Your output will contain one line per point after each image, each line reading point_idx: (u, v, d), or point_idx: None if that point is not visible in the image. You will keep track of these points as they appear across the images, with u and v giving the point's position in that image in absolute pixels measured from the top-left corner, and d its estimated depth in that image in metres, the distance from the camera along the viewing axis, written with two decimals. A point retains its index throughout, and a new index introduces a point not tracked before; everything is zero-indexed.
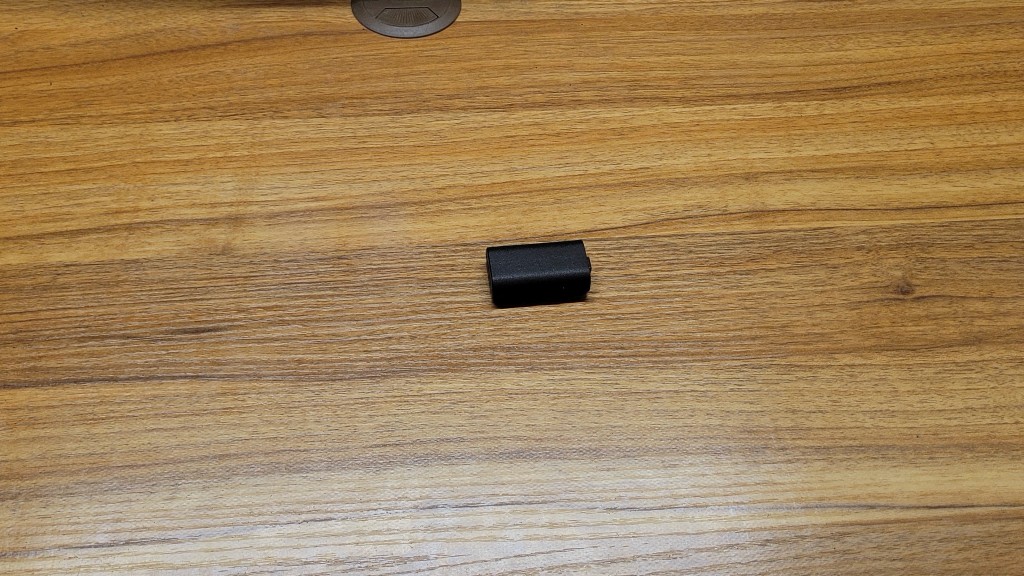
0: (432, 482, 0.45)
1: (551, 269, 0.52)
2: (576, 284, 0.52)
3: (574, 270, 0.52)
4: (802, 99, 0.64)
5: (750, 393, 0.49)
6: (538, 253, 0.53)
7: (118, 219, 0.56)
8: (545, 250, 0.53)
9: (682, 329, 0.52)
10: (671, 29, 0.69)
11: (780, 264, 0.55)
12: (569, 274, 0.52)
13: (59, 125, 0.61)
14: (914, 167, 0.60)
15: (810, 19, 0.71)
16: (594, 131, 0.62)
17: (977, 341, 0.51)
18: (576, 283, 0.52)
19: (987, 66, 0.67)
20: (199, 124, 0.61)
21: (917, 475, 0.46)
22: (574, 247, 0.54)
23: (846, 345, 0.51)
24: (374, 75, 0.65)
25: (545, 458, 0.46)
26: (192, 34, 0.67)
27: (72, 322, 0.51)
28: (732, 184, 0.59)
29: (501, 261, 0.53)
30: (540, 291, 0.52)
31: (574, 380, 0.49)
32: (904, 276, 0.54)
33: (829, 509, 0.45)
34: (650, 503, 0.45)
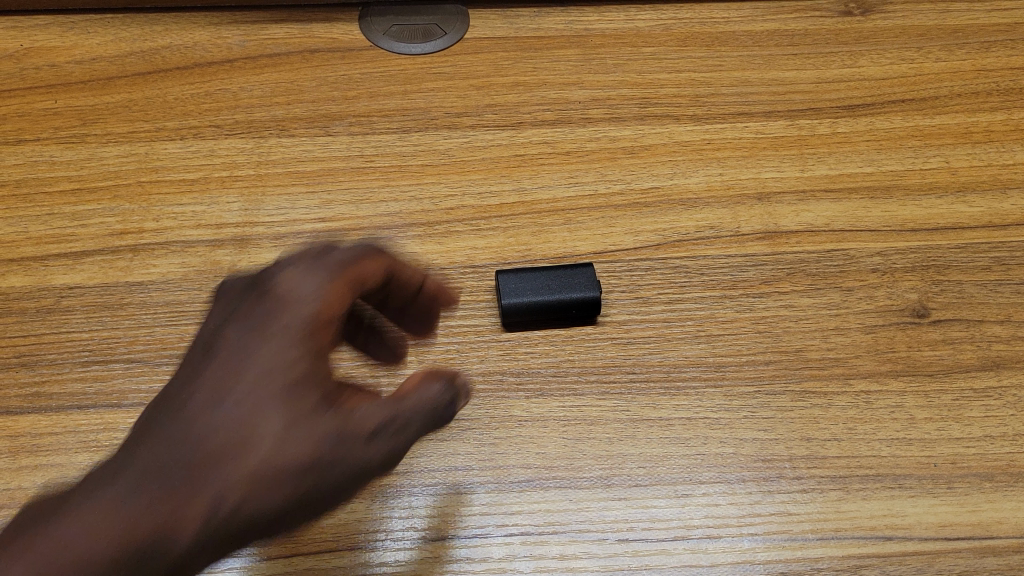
0: (441, 512, 0.45)
1: (560, 294, 0.52)
2: (586, 308, 0.52)
3: (586, 294, 0.52)
4: (815, 117, 0.63)
5: (764, 420, 0.48)
6: (548, 276, 0.53)
7: (123, 240, 0.55)
8: (555, 273, 0.53)
9: (695, 354, 0.51)
10: (681, 46, 0.68)
11: (793, 287, 0.54)
12: (579, 298, 0.51)
13: (64, 144, 0.60)
14: (929, 187, 0.59)
15: (824, 34, 0.69)
16: (604, 150, 0.61)
17: (995, 367, 0.50)
18: (585, 308, 0.52)
19: (1002, 83, 0.66)
20: (205, 143, 0.60)
21: (934, 505, 0.45)
22: (584, 271, 0.53)
23: (862, 371, 0.50)
24: (382, 93, 0.64)
25: (556, 488, 0.46)
26: (197, 51, 0.66)
27: (74, 347, 0.50)
28: (744, 205, 0.58)
29: (511, 284, 0.52)
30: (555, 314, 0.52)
31: (584, 407, 0.49)
32: (920, 300, 0.53)
33: (846, 541, 0.44)
34: (662, 534, 0.45)
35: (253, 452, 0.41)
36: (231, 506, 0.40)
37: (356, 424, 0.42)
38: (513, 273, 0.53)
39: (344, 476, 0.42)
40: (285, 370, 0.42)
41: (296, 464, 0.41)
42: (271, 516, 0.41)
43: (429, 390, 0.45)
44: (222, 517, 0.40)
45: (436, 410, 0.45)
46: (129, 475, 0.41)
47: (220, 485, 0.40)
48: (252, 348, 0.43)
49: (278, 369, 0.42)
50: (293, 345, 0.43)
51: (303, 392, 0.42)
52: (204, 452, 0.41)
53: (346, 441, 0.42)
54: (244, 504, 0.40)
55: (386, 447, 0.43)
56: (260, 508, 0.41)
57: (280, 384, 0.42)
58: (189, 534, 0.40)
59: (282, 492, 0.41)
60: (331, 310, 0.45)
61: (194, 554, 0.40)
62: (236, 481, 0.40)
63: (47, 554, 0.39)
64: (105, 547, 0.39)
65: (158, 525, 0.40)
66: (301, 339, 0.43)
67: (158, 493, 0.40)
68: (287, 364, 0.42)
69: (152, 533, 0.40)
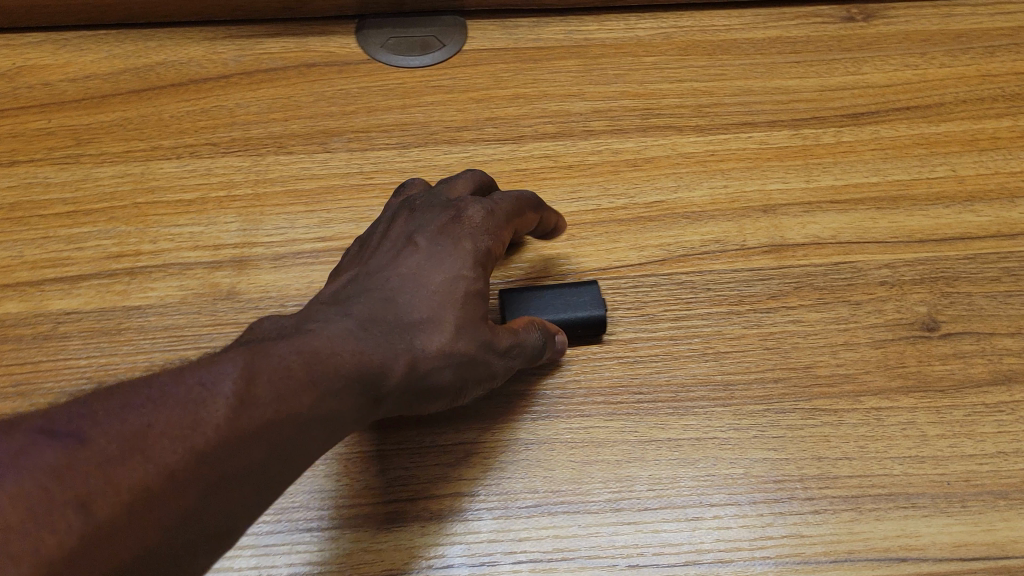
0: (447, 540, 0.44)
1: (567, 313, 0.50)
2: (592, 328, 0.51)
3: (592, 313, 0.50)
4: (819, 126, 0.63)
5: (774, 440, 0.48)
6: (553, 294, 0.51)
7: (120, 263, 0.54)
8: (560, 290, 0.52)
9: (702, 372, 0.50)
10: (683, 55, 0.67)
11: (801, 301, 0.53)
12: (586, 318, 0.50)
13: (59, 165, 0.59)
14: (936, 196, 0.58)
15: (826, 41, 0.69)
16: (607, 163, 0.60)
17: (1007, 381, 0.50)
18: (592, 327, 0.51)
19: (1008, 88, 0.65)
20: (201, 162, 0.59)
21: (949, 525, 0.45)
22: (588, 288, 0.52)
23: (872, 387, 0.50)
24: (381, 107, 0.63)
25: (564, 512, 0.45)
26: (193, 67, 0.65)
27: (72, 374, 0.49)
28: (749, 217, 0.57)
29: (515, 302, 0.51)
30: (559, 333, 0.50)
31: (592, 429, 0.48)
32: (929, 313, 0.53)
33: (860, 563, 0.44)
34: (672, 560, 0.44)
35: (439, 337, 0.41)
36: (381, 401, 0.40)
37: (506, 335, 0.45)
38: (517, 291, 0.52)
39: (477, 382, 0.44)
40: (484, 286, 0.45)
41: (459, 359, 0.42)
42: (408, 398, 0.41)
43: (533, 333, 0.46)
44: (371, 402, 0.39)
45: (537, 353, 0.47)
46: (342, 313, 0.41)
47: (406, 358, 0.40)
48: (455, 237, 0.46)
49: (478, 281, 0.44)
50: (466, 242, 0.45)
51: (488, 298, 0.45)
52: (390, 328, 0.41)
53: (494, 352, 0.44)
54: (394, 397, 0.40)
55: (509, 367, 0.45)
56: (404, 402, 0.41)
57: (461, 292, 0.43)
58: (352, 403, 0.38)
59: (425, 387, 0.41)
60: (493, 228, 0.47)
61: (349, 423, 0.38)
62: (407, 373, 0.40)
63: (196, 388, 0.34)
64: (296, 381, 0.36)
65: (327, 395, 0.37)
66: (476, 264, 0.45)
67: (353, 343, 0.39)
68: (482, 278, 0.45)
69: (338, 382, 0.37)
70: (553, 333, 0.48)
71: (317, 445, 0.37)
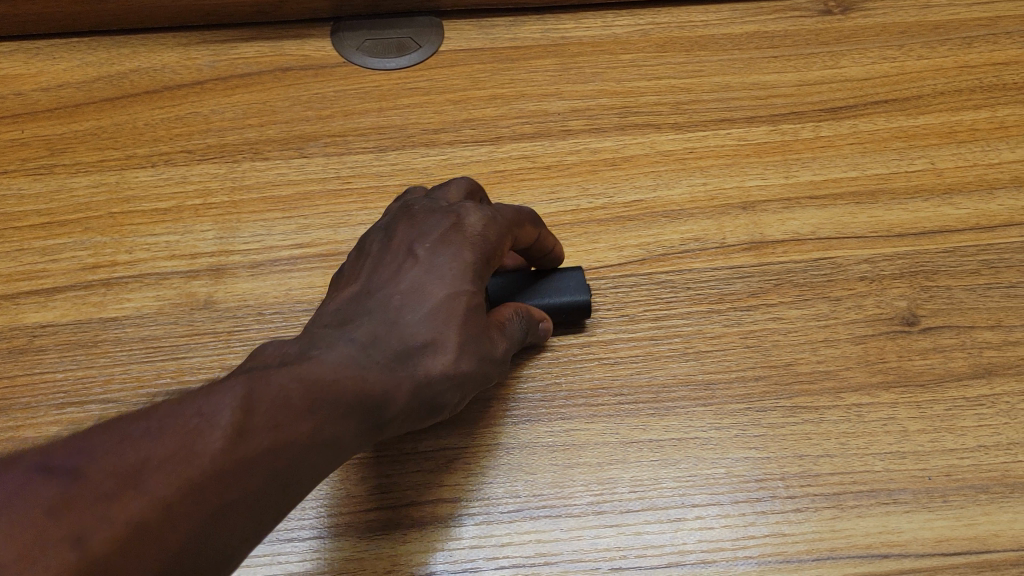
0: (429, 547, 0.44)
1: (550, 296, 0.51)
2: (577, 310, 0.51)
3: (575, 297, 0.51)
4: (798, 121, 0.62)
5: (755, 438, 0.48)
6: (537, 279, 0.52)
7: (96, 274, 0.54)
8: (544, 276, 0.52)
9: (683, 372, 0.50)
10: (661, 52, 0.67)
11: (781, 298, 0.53)
12: (570, 299, 0.51)
13: (33, 176, 0.58)
14: (915, 189, 0.58)
15: (804, 36, 0.68)
16: (585, 162, 0.60)
17: (987, 374, 0.50)
18: (577, 310, 0.51)
19: (985, 79, 0.65)
20: (177, 170, 0.59)
21: (930, 520, 0.45)
22: (572, 274, 0.52)
23: (852, 383, 0.50)
24: (357, 111, 0.63)
25: (547, 517, 0.45)
26: (167, 73, 0.65)
27: (48, 388, 0.49)
28: (728, 215, 0.57)
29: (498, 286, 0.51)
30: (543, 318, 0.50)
31: (573, 432, 0.48)
32: (909, 307, 0.53)
33: (842, 560, 0.44)
34: (655, 562, 0.44)
35: (444, 359, 0.40)
36: (383, 428, 0.38)
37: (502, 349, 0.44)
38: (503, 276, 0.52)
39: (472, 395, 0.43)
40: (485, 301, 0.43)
41: (461, 379, 0.40)
42: (412, 420, 0.39)
43: (516, 322, 0.46)
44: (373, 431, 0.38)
45: (520, 341, 0.47)
46: (346, 337, 0.39)
47: (411, 383, 0.39)
48: (457, 247, 0.43)
49: (481, 297, 0.42)
50: (466, 253, 0.43)
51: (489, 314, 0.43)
52: (395, 352, 0.39)
53: (494, 364, 0.43)
54: (397, 425, 0.39)
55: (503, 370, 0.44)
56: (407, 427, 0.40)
57: (463, 309, 0.41)
58: (353, 435, 0.37)
59: (427, 411, 0.40)
60: (493, 237, 0.45)
61: (351, 451, 0.37)
62: (412, 399, 0.39)
63: (197, 420, 0.33)
64: (296, 422, 0.35)
65: (328, 430, 0.35)
66: (474, 278, 0.42)
67: (357, 371, 0.37)
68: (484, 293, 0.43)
69: (339, 417, 0.36)
70: (538, 321, 0.49)
71: (319, 474, 0.36)
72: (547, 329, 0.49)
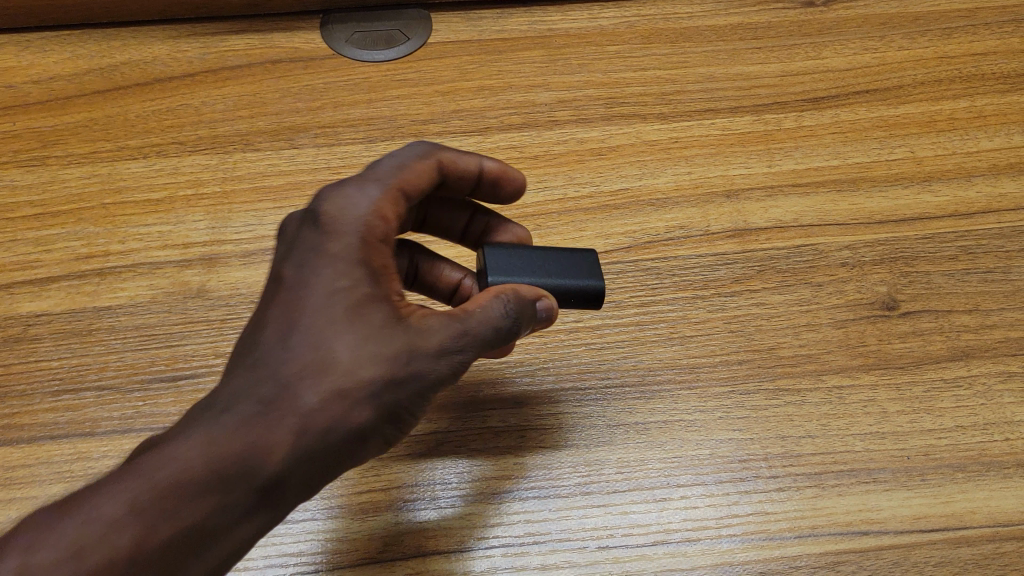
0: (421, 528, 0.45)
1: (558, 278, 0.46)
2: (586, 296, 0.46)
3: (586, 282, 0.46)
4: (781, 111, 0.64)
5: (738, 420, 0.49)
6: (542, 258, 0.47)
7: (89, 264, 0.54)
8: (551, 255, 0.47)
9: (668, 356, 0.51)
10: (646, 43, 0.68)
11: (764, 284, 0.54)
12: (580, 285, 0.46)
13: (26, 167, 0.59)
14: (895, 177, 0.59)
15: (786, 27, 0.70)
16: (572, 152, 0.61)
17: (965, 357, 0.51)
18: (585, 296, 0.46)
19: (964, 70, 0.66)
20: (168, 161, 0.59)
21: (909, 498, 0.46)
22: (581, 256, 0.48)
23: (834, 366, 0.51)
24: (347, 102, 0.63)
25: (535, 497, 0.46)
26: (157, 66, 0.65)
27: (43, 376, 0.50)
28: (713, 203, 0.58)
29: (499, 263, 0.46)
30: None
31: (561, 415, 0.49)
32: (889, 292, 0.54)
33: (823, 538, 0.45)
34: (641, 540, 0.45)
35: (319, 386, 0.35)
36: (276, 484, 0.35)
37: (426, 341, 0.37)
38: (505, 250, 0.47)
39: (404, 407, 0.37)
40: (375, 299, 0.38)
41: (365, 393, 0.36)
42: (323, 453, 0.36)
43: (495, 307, 0.39)
44: (261, 492, 0.35)
45: (505, 329, 0.39)
46: (212, 399, 0.36)
47: (292, 419, 0.35)
48: (323, 250, 0.39)
49: (363, 298, 0.37)
50: (333, 246, 0.39)
51: (389, 309, 0.38)
52: (263, 394, 0.35)
53: (416, 361, 0.37)
54: (294, 475, 0.35)
55: (457, 363, 0.38)
56: (314, 469, 0.36)
57: (343, 309, 0.37)
58: (233, 507, 0.34)
59: (331, 447, 0.36)
60: (368, 213, 0.41)
61: (243, 518, 0.35)
62: (290, 447, 0.35)
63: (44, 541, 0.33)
64: (144, 512, 0.33)
65: (187, 509, 0.33)
66: (354, 266, 0.38)
67: (209, 440, 0.34)
68: (370, 292, 0.38)
69: (195, 492, 0.34)
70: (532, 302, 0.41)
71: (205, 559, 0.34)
72: (549, 306, 0.42)
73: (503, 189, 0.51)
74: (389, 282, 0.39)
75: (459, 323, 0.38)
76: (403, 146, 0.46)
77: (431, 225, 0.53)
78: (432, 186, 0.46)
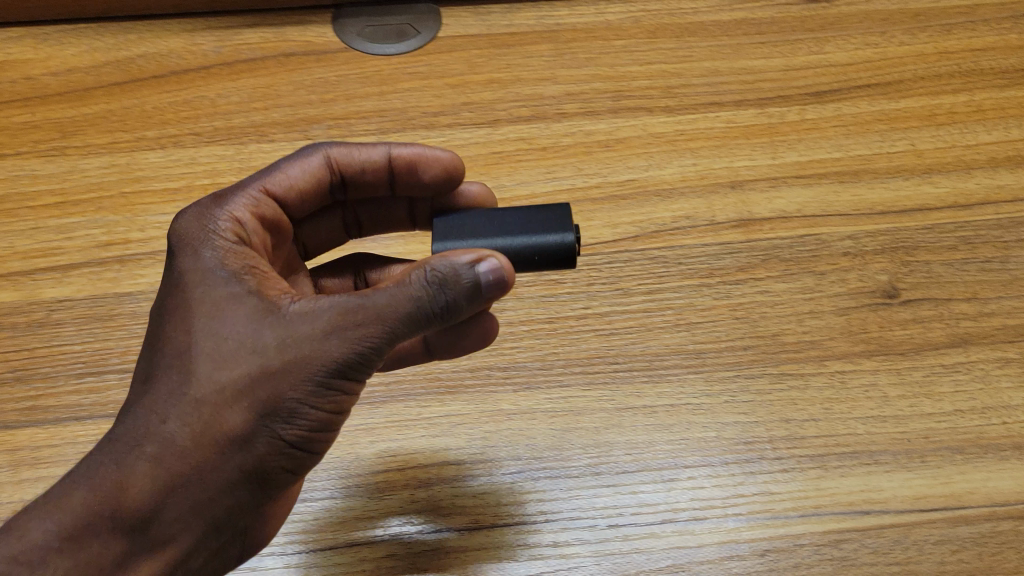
0: (435, 507, 0.47)
1: (516, 238, 0.44)
2: (552, 253, 0.44)
3: (546, 239, 0.44)
4: (784, 105, 0.65)
5: (744, 404, 0.50)
6: (506, 220, 0.45)
7: (109, 251, 0.56)
8: (518, 215, 0.45)
9: (675, 342, 0.53)
10: (652, 38, 0.69)
11: (768, 273, 0.56)
12: (540, 243, 0.44)
13: (45, 157, 0.60)
14: (896, 169, 0.61)
15: (790, 22, 0.71)
16: (580, 144, 0.62)
17: (963, 343, 0.52)
18: (551, 252, 0.44)
19: (964, 65, 0.68)
20: (185, 151, 0.61)
21: (909, 479, 0.47)
22: (554, 212, 0.45)
23: (836, 352, 0.52)
24: (359, 95, 0.65)
25: (547, 477, 0.48)
26: (173, 59, 0.66)
27: (67, 360, 0.51)
28: (718, 194, 0.59)
29: (453, 231, 0.46)
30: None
31: (571, 398, 0.50)
32: (890, 281, 0.55)
33: (826, 517, 0.46)
34: (650, 519, 0.46)
35: (186, 396, 0.37)
36: (160, 503, 0.37)
37: (296, 331, 0.38)
38: (461, 218, 0.46)
39: (284, 404, 0.37)
40: (239, 302, 0.39)
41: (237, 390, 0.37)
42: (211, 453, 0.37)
43: (416, 282, 0.38)
44: (148, 514, 0.37)
45: (422, 301, 0.38)
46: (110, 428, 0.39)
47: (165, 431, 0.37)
48: (184, 264, 0.41)
49: (225, 302, 0.39)
50: (189, 260, 0.41)
51: (253, 309, 0.39)
52: (141, 415, 0.38)
53: (288, 348, 0.38)
54: (175, 494, 0.37)
55: (358, 339, 0.38)
56: (198, 485, 0.37)
57: (202, 319, 0.39)
58: (125, 531, 0.37)
59: (205, 460, 0.37)
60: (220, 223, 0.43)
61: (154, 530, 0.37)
62: (159, 468, 0.37)
63: None
64: (36, 547, 0.36)
65: (79, 538, 0.36)
66: (208, 274, 0.40)
67: (94, 471, 0.37)
68: (234, 296, 0.39)
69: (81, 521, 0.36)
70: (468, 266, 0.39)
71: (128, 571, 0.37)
72: (495, 266, 0.39)
73: (421, 175, 0.51)
74: (256, 277, 0.41)
75: (337, 305, 0.38)
76: (302, 148, 0.50)
77: (370, 222, 0.56)
78: (323, 184, 0.50)
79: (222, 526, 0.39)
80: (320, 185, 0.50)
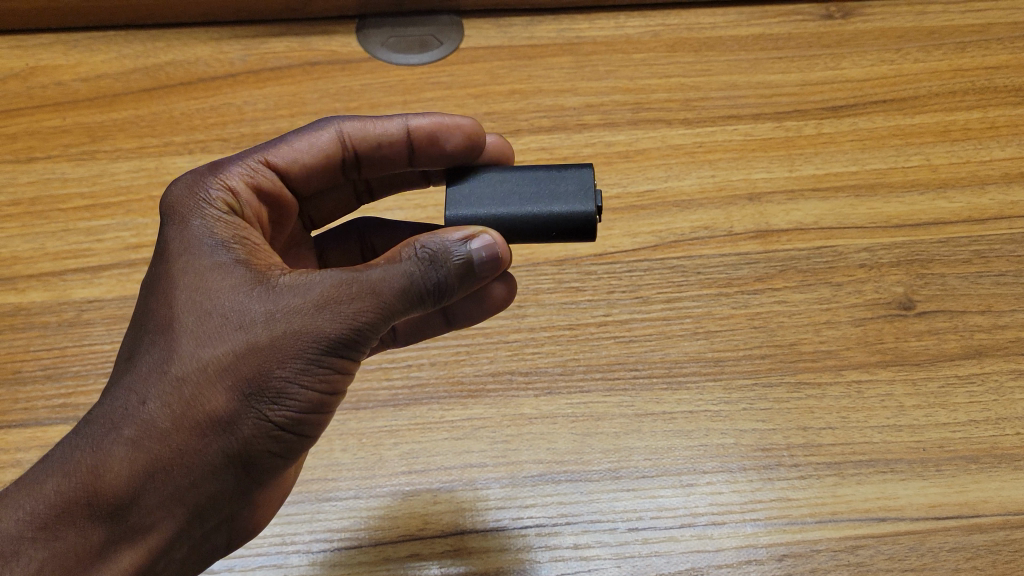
0: (458, 507, 0.48)
1: (533, 207, 0.45)
2: (570, 221, 0.44)
3: (573, 207, 0.44)
4: (801, 119, 0.66)
5: (762, 412, 0.51)
6: (523, 185, 0.46)
7: (138, 253, 0.56)
8: (537, 181, 0.46)
9: (694, 349, 0.53)
10: (670, 52, 0.70)
11: (785, 283, 0.56)
12: (558, 212, 0.44)
13: (75, 160, 0.61)
14: (912, 184, 0.62)
15: (806, 39, 0.72)
16: (600, 155, 0.63)
17: (977, 355, 0.53)
18: (569, 221, 0.44)
19: (977, 82, 0.69)
20: (213, 157, 0.62)
21: (924, 487, 0.48)
22: (574, 178, 0.45)
23: (852, 362, 0.53)
24: (383, 103, 0.66)
25: (568, 481, 0.49)
26: (200, 67, 0.68)
27: (97, 358, 0.52)
28: (735, 205, 0.60)
29: (470, 195, 0.46)
30: (519, 228, 0.45)
31: (591, 403, 0.51)
32: (905, 293, 0.56)
33: (843, 523, 0.47)
34: (669, 523, 0.47)
35: (168, 369, 0.38)
36: (140, 486, 0.37)
37: (283, 305, 0.39)
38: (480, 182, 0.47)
39: (269, 383, 0.38)
40: (224, 277, 0.40)
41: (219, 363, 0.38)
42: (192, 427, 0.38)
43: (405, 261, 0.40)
44: (127, 498, 0.37)
45: (411, 279, 0.40)
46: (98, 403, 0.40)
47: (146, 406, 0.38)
48: (171, 237, 0.43)
49: (210, 272, 0.40)
50: (174, 230, 0.43)
51: (237, 286, 0.40)
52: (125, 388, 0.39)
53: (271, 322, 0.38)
54: (157, 471, 0.37)
55: (344, 313, 0.39)
56: (179, 468, 0.38)
57: (184, 290, 0.40)
58: (107, 509, 0.37)
59: (185, 442, 0.38)
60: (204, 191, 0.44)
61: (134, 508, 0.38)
62: (141, 443, 0.37)
63: None
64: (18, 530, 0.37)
65: (62, 518, 0.37)
66: (191, 243, 0.42)
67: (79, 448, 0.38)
68: (219, 270, 0.41)
69: (59, 507, 0.37)
70: (459, 243, 0.40)
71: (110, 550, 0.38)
72: (488, 243, 0.41)
73: (444, 145, 0.51)
74: (242, 248, 0.42)
75: (326, 282, 0.39)
76: (314, 124, 0.51)
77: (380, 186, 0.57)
78: (337, 159, 0.51)
79: (205, 512, 0.39)
80: (328, 162, 0.51)
